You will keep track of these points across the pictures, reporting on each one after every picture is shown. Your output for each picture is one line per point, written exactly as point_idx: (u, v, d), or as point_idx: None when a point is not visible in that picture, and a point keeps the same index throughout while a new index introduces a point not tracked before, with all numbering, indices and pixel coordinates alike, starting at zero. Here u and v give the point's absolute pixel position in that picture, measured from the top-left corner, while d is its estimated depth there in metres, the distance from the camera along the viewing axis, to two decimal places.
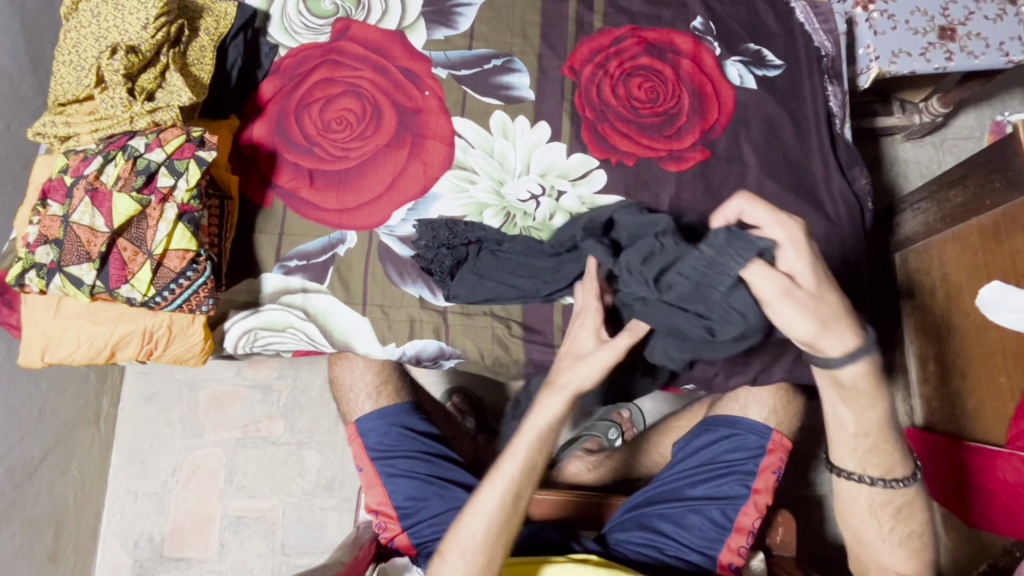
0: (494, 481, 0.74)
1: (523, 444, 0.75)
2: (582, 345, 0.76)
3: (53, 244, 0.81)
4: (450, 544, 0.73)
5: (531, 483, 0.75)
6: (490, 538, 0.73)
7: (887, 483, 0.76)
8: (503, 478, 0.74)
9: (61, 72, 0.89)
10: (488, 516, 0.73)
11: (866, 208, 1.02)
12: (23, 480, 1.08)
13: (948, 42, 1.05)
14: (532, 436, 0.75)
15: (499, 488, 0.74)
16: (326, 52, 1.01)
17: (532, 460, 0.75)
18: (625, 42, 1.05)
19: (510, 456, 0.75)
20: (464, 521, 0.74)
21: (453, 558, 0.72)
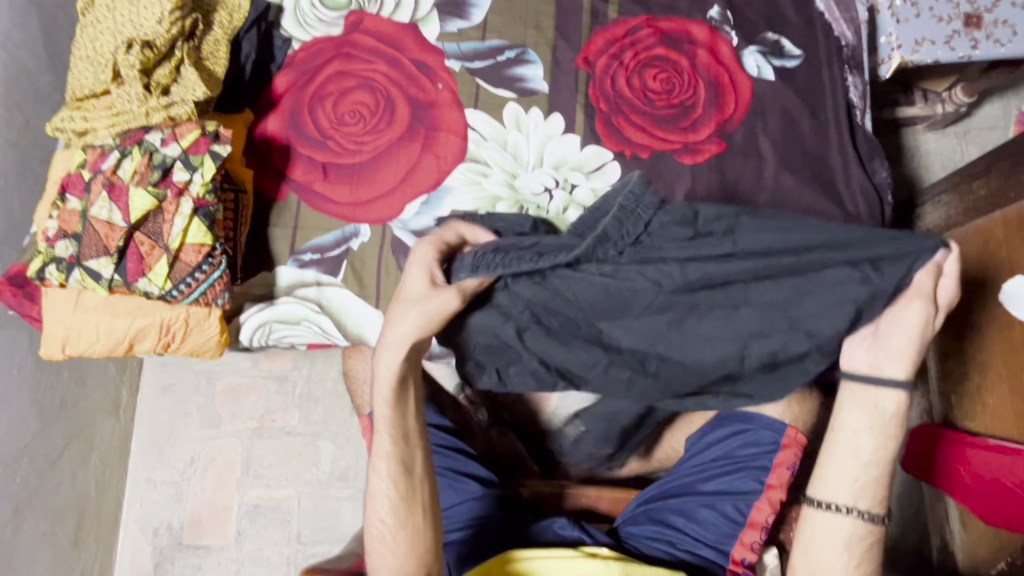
0: (377, 467, 0.73)
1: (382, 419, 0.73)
2: (413, 286, 0.72)
3: (72, 239, 0.82)
4: (371, 537, 0.74)
5: (411, 448, 0.74)
6: (395, 511, 0.73)
7: (870, 518, 0.73)
8: (381, 460, 0.74)
9: (78, 68, 0.90)
10: (387, 499, 0.73)
11: (887, 201, 1.00)
12: (46, 469, 1.10)
13: (974, 30, 1.01)
14: (383, 405, 0.73)
15: (384, 471, 0.73)
16: (339, 45, 1.00)
17: (400, 431, 0.74)
18: (640, 32, 1.03)
19: (377, 437, 0.74)
20: (372, 510, 0.74)
21: (383, 550, 0.72)
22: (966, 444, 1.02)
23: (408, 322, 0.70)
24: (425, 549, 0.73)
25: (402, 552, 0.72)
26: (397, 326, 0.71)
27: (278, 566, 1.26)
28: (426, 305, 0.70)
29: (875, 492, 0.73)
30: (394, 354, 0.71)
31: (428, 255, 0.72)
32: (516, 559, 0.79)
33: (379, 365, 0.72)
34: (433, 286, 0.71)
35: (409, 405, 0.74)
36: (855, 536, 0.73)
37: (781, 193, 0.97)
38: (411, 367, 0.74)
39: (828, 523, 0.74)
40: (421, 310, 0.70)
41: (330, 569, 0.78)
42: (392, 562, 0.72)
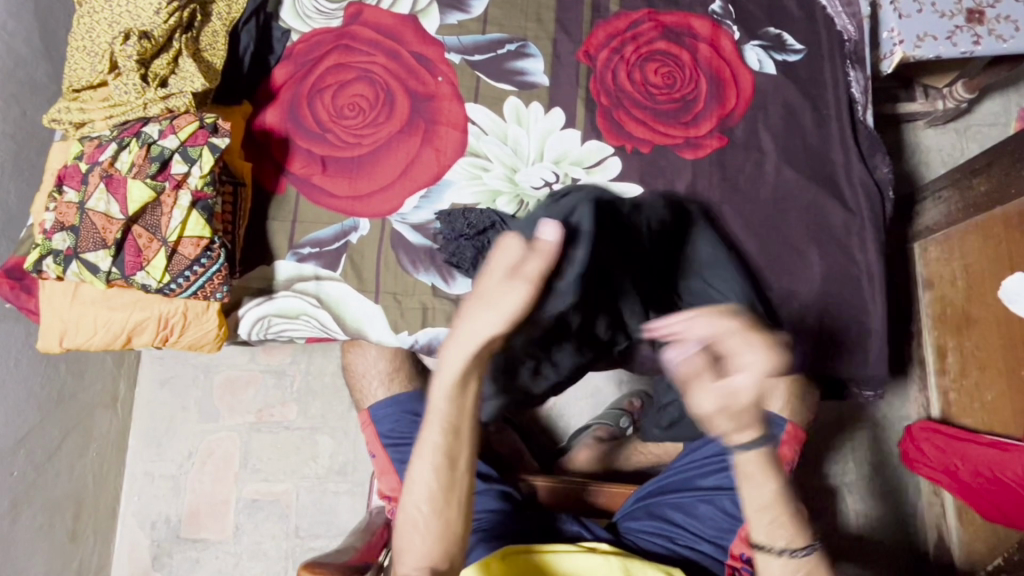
0: (421, 453, 0.66)
1: (435, 410, 0.64)
2: (484, 278, 0.59)
3: (69, 231, 0.81)
4: (401, 523, 0.67)
5: (462, 443, 0.66)
6: (434, 504, 0.66)
7: (791, 553, 0.68)
8: (427, 448, 0.65)
9: (75, 58, 0.89)
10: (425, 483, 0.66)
11: (887, 197, 1.00)
12: (44, 462, 1.10)
13: (975, 26, 1.00)
14: (441, 398, 0.63)
15: (428, 458, 0.65)
16: (338, 37, 1.00)
17: (453, 423, 0.65)
18: (641, 26, 1.03)
19: (428, 424, 0.65)
20: (406, 497, 0.67)
21: (406, 533, 0.67)
22: (966, 443, 1.03)
23: (484, 313, 0.58)
24: (457, 548, 0.67)
25: (427, 544, 0.66)
26: (468, 319, 0.59)
27: (276, 560, 1.26)
28: (499, 302, 0.58)
29: (786, 530, 0.68)
30: (466, 342, 0.60)
31: (513, 249, 0.59)
32: (543, 551, 0.79)
33: (445, 351, 0.61)
34: (507, 274, 0.58)
35: (471, 400, 0.64)
36: (788, 569, 0.68)
37: (782, 188, 0.97)
38: (478, 365, 0.62)
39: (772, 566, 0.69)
40: (491, 304, 0.58)
41: (329, 563, 0.78)
42: (418, 548, 0.66)
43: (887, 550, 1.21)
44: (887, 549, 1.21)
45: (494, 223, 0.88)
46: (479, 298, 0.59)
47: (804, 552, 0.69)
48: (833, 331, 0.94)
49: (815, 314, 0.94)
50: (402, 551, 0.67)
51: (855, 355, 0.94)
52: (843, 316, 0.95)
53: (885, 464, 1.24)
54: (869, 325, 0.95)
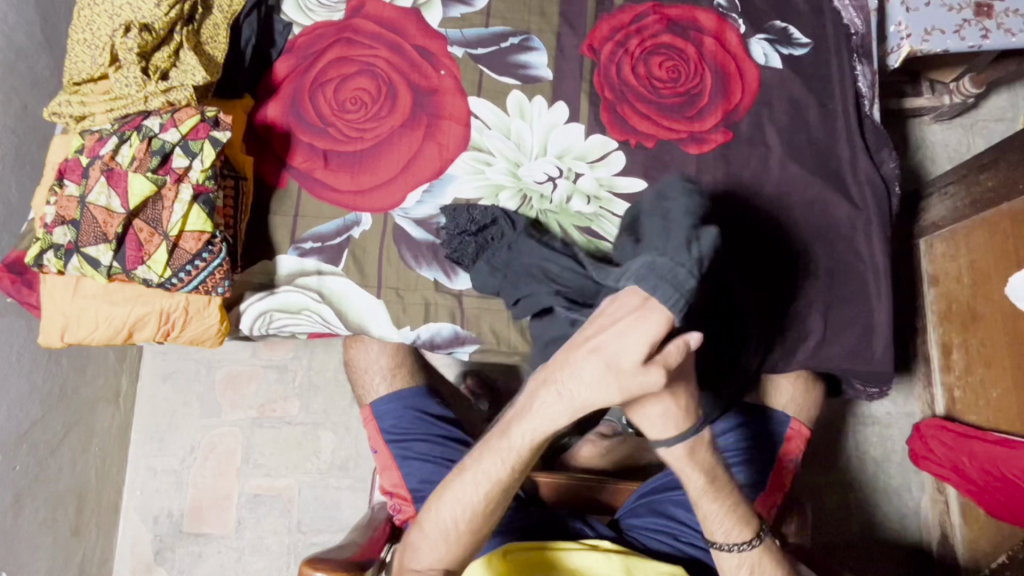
0: (473, 473, 0.70)
1: (510, 447, 0.68)
2: (620, 353, 0.60)
3: (70, 225, 0.81)
4: (429, 522, 0.73)
5: (520, 479, 0.71)
6: (469, 524, 0.71)
7: (740, 548, 0.73)
8: (485, 476, 0.70)
9: (75, 51, 0.88)
10: (466, 503, 0.71)
11: (894, 193, 0.99)
12: (46, 456, 1.10)
13: (984, 19, 0.99)
14: (523, 441, 0.67)
15: (481, 486, 0.70)
16: (340, 31, 0.99)
17: (522, 463, 0.69)
18: (646, 19, 1.02)
19: (494, 455, 0.69)
20: (441, 503, 0.72)
21: (428, 534, 0.73)
22: (972, 440, 1.02)
23: (591, 369, 0.61)
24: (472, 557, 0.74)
25: (448, 552, 0.72)
26: (582, 391, 0.62)
27: (278, 554, 1.26)
28: (626, 383, 0.60)
29: (726, 526, 0.72)
30: (568, 403, 0.64)
31: (660, 328, 0.58)
32: (556, 549, 0.78)
33: (542, 402, 0.65)
34: (642, 361, 0.59)
35: (543, 450, 0.69)
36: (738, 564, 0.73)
37: (788, 183, 0.96)
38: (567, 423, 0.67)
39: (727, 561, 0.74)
40: (607, 370, 0.60)
41: (331, 558, 0.78)
42: (437, 553, 0.72)
43: (891, 548, 1.21)
44: (890, 546, 1.21)
45: (497, 219, 0.88)
46: (602, 342, 0.60)
47: (752, 544, 0.73)
48: (838, 327, 0.94)
49: (821, 310, 0.94)
50: (420, 543, 0.73)
51: (860, 351, 0.94)
52: (849, 313, 0.94)
53: (889, 461, 1.24)
54: (875, 322, 0.94)
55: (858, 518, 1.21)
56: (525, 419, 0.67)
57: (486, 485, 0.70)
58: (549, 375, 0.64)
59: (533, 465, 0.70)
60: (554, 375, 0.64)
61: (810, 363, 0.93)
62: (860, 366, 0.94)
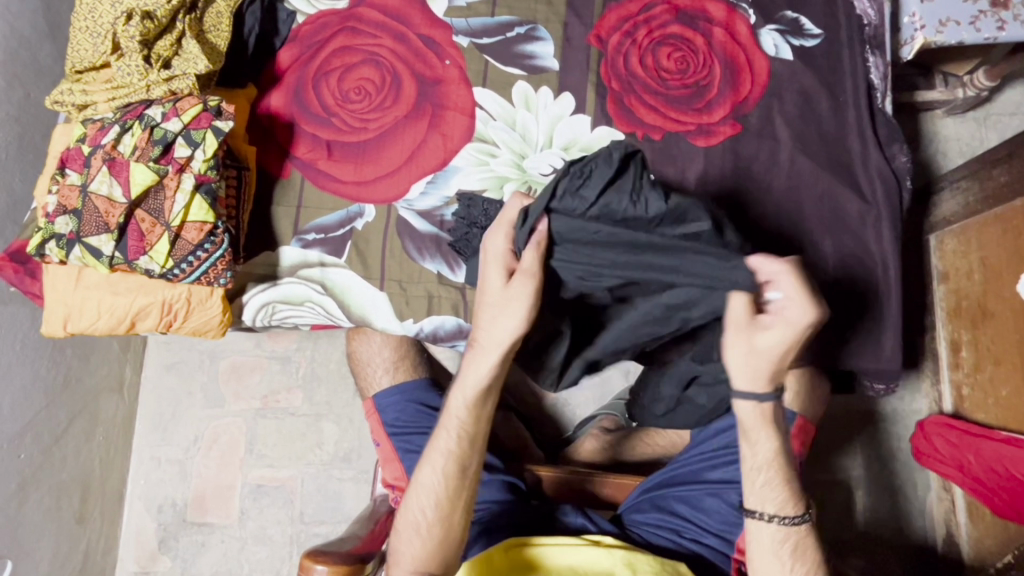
0: (432, 457, 0.74)
1: (454, 420, 0.73)
2: (490, 289, 0.68)
3: (72, 215, 0.80)
4: (404, 521, 0.75)
5: (473, 451, 0.74)
6: (438, 508, 0.73)
7: (780, 520, 0.73)
8: (439, 453, 0.74)
9: (77, 38, 0.87)
10: (430, 488, 0.74)
11: (905, 187, 0.97)
12: (50, 445, 1.10)
13: (1000, 10, 0.95)
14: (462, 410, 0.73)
15: (438, 465, 0.74)
16: (344, 19, 0.98)
17: (471, 432, 0.74)
18: (655, 9, 1.00)
19: (444, 431, 0.74)
20: (413, 497, 0.75)
21: (403, 533, 0.74)
22: (978, 439, 1.01)
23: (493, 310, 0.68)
24: (455, 548, 0.74)
25: (422, 548, 0.73)
26: (488, 338, 0.69)
27: (281, 544, 1.27)
28: (508, 301, 0.67)
29: (781, 498, 0.73)
30: (490, 351, 0.70)
31: (501, 250, 0.68)
32: (534, 545, 0.78)
33: (472, 363, 0.71)
34: (506, 279, 0.67)
35: (486, 410, 0.74)
36: (775, 540, 0.73)
37: (798, 176, 0.95)
38: (499, 379, 0.72)
39: (768, 537, 0.74)
40: (498, 306, 0.67)
41: (332, 552, 0.77)
42: (415, 551, 0.73)
43: (896, 546, 1.20)
44: (895, 544, 1.20)
45: None
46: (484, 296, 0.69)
47: (797, 521, 0.73)
48: (845, 324, 0.93)
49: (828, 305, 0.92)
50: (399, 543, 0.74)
51: (867, 348, 0.93)
52: (858, 308, 0.93)
53: (894, 458, 1.23)
54: (883, 318, 0.93)
55: (862, 515, 1.21)
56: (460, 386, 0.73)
57: (440, 458, 0.74)
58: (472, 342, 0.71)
59: (484, 431, 0.75)
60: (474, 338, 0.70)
61: (814, 358, 0.92)
62: (867, 362, 0.93)
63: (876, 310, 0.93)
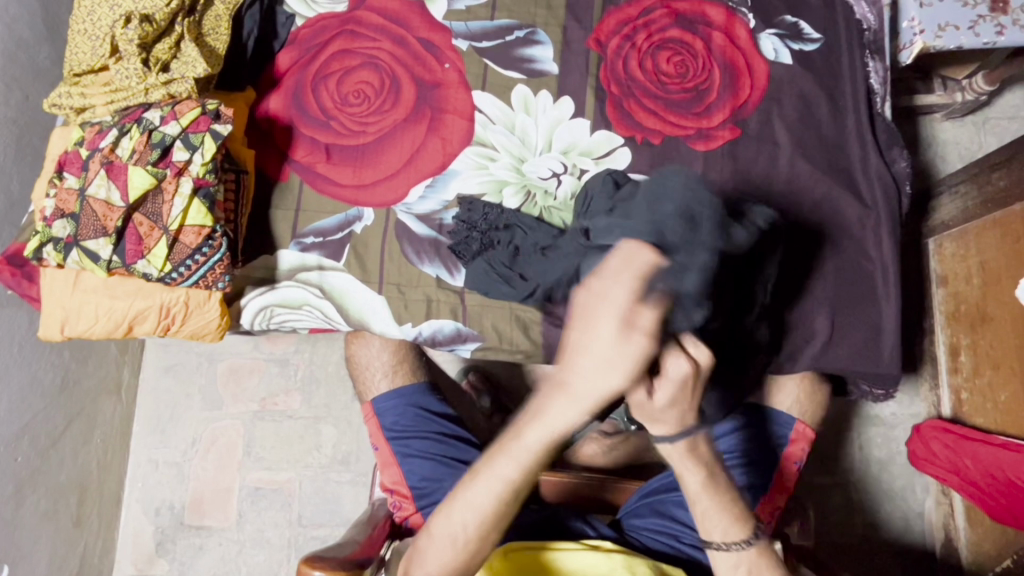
0: (483, 477, 0.65)
1: (523, 450, 0.63)
2: (600, 336, 0.52)
3: (70, 218, 0.80)
4: (437, 529, 0.68)
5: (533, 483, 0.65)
6: (479, 530, 0.67)
7: (728, 547, 0.69)
8: (499, 478, 0.65)
9: (76, 41, 0.87)
10: (477, 505, 0.66)
11: (905, 191, 0.97)
12: (47, 448, 1.10)
13: (999, 15, 0.96)
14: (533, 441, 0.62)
15: (494, 488, 0.65)
16: (343, 22, 0.98)
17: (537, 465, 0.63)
18: (654, 13, 1.00)
19: (509, 457, 0.63)
20: (454, 509, 0.68)
21: (437, 539, 0.68)
22: (975, 444, 1.01)
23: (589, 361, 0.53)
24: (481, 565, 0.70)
25: (455, 559, 0.68)
26: (581, 390, 0.55)
27: (279, 547, 1.27)
28: (614, 358, 0.52)
29: (724, 523, 0.68)
30: (582, 402, 0.56)
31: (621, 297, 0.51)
32: (551, 549, 0.78)
33: (558, 407, 0.58)
34: (621, 329, 0.51)
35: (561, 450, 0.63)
36: (730, 564, 0.70)
37: (796, 181, 0.95)
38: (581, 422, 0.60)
39: (723, 563, 0.70)
40: (599, 357, 0.52)
41: (329, 556, 0.77)
42: (444, 560, 0.68)
43: (895, 550, 1.20)
44: (894, 548, 1.20)
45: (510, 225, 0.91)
46: (581, 341, 0.53)
47: (743, 546, 0.69)
48: (845, 329, 0.93)
49: (827, 310, 0.92)
50: (427, 548, 0.69)
51: (867, 352, 0.93)
52: (857, 312, 0.93)
53: (893, 462, 1.22)
54: (883, 323, 0.93)
55: (861, 519, 1.21)
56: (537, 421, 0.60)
57: (500, 489, 0.65)
58: (556, 379, 0.57)
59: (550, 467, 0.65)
60: (558, 377, 0.56)
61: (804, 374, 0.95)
62: (866, 367, 0.93)
63: (875, 314, 0.93)
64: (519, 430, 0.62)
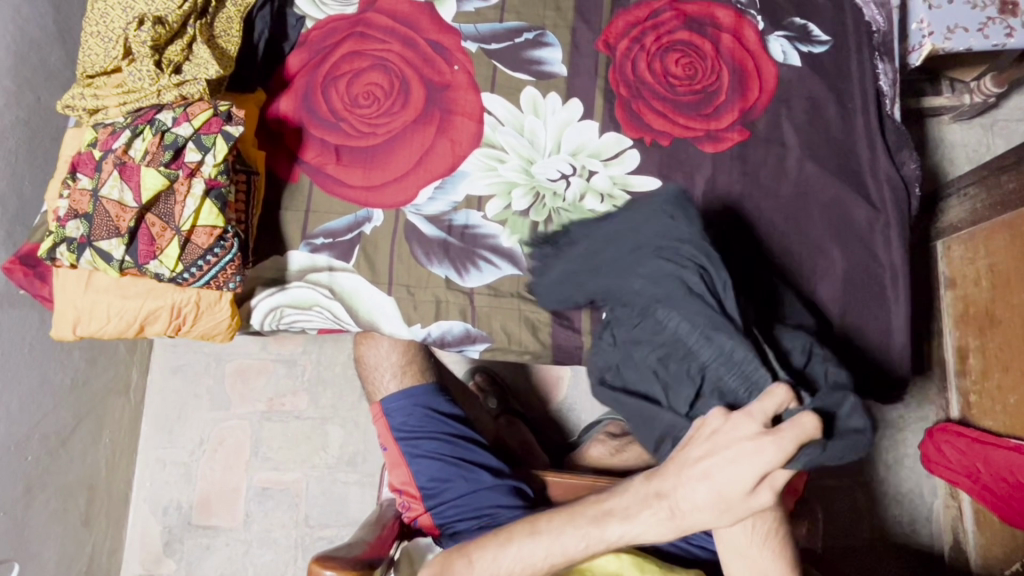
0: (541, 539, 0.72)
1: (600, 535, 0.71)
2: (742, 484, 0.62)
3: (83, 219, 0.80)
4: (479, 557, 0.74)
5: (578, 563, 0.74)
6: None
7: None
8: (563, 551, 0.72)
9: (89, 43, 0.88)
10: (527, 559, 0.72)
11: (914, 194, 0.97)
12: (57, 447, 1.10)
13: (1008, 17, 0.98)
14: (615, 530, 0.70)
15: (554, 555, 0.72)
16: (353, 25, 0.98)
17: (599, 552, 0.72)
18: (663, 15, 1.00)
19: (582, 534, 0.71)
20: (501, 554, 0.73)
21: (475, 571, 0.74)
22: (986, 447, 1.01)
23: (707, 490, 0.64)
24: None
25: None
26: (689, 516, 0.66)
27: (286, 547, 1.27)
28: (735, 502, 0.63)
29: None
30: (674, 522, 0.67)
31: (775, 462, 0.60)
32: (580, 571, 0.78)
33: (652, 514, 0.68)
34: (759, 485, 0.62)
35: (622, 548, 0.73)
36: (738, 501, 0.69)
37: (805, 183, 0.95)
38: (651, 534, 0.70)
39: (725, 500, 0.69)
40: (718, 489, 0.64)
41: (340, 556, 0.77)
42: None
43: (905, 554, 1.19)
44: (903, 552, 1.19)
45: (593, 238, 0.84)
46: (713, 466, 0.63)
47: None
48: (853, 331, 0.93)
49: (835, 314, 0.93)
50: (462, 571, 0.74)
51: (876, 355, 0.93)
52: (865, 315, 0.93)
53: (901, 466, 1.22)
54: (892, 326, 0.93)
55: (869, 523, 1.20)
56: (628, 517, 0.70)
57: (556, 558, 0.71)
58: (658, 487, 0.68)
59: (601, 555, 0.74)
60: (663, 487, 0.68)
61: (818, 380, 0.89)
62: (876, 369, 0.92)
63: (885, 315, 0.93)
64: (608, 516, 0.71)
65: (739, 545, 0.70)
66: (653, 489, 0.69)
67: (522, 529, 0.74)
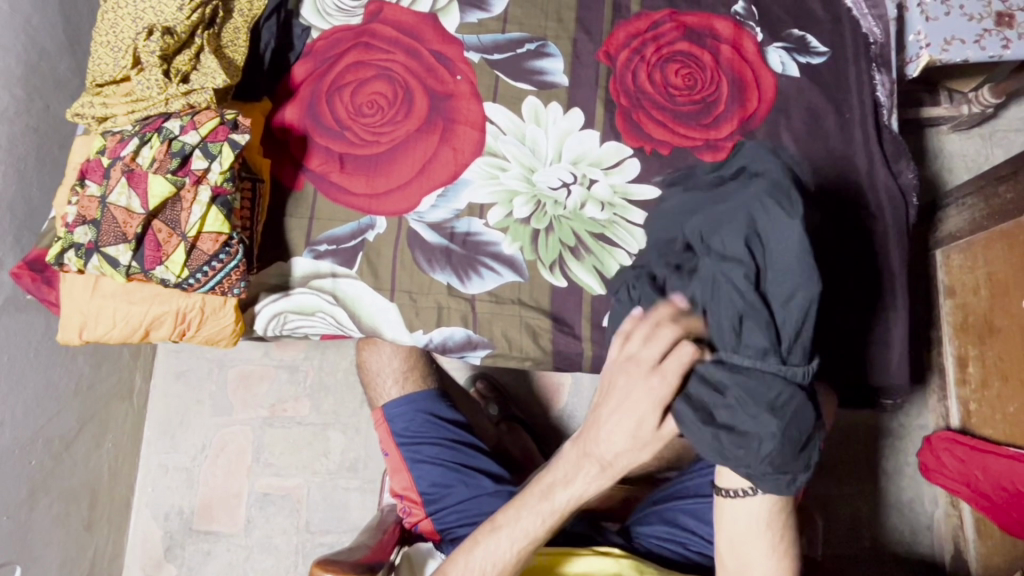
0: (502, 531, 0.76)
1: (547, 508, 0.76)
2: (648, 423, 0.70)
3: (91, 225, 0.82)
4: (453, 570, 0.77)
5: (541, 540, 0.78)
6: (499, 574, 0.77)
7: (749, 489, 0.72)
8: (521, 533, 0.76)
9: (98, 52, 0.90)
10: (494, 556, 0.76)
11: (911, 203, 0.98)
12: (61, 452, 1.11)
13: (1004, 29, 0.98)
14: (559, 498, 0.75)
15: (516, 541, 0.76)
16: (358, 35, 1.00)
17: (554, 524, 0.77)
18: (663, 26, 1.02)
19: (533, 514, 0.76)
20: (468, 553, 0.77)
21: None
22: (986, 455, 1.02)
23: (623, 437, 0.72)
24: None
25: None
26: (616, 463, 0.73)
27: (287, 554, 1.27)
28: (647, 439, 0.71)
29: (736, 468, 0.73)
30: (605, 474, 0.74)
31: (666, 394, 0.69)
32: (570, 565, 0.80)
33: (581, 476, 0.75)
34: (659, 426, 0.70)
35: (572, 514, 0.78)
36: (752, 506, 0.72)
37: None
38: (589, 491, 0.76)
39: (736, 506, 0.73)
40: (631, 432, 0.70)
41: (341, 560, 0.78)
42: None
43: (905, 563, 1.19)
44: (902, 560, 1.19)
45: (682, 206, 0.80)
46: (619, 415, 0.71)
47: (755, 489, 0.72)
48: (851, 340, 0.93)
49: (835, 319, 0.93)
50: None
51: (875, 363, 0.93)
52: (863, 322, 0.93)
53: (902, 474, 1.22)
54: (892, 335, 0.93)
55: (868, 531, 1.20)
56: (564, 484, 0.76)
57: (520, 541, 0.76)
58: (584, 448, 0.75)
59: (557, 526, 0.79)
60: (588, 448, 0.74)
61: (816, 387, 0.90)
62: (875, 376, 0.93)
63: (883, 323, 0.94)
64: (550, 491, 0.76)
65: (750, 549, 0.74)
66: (575, 453, 0.75)
67: (484, 529, 0.78)
